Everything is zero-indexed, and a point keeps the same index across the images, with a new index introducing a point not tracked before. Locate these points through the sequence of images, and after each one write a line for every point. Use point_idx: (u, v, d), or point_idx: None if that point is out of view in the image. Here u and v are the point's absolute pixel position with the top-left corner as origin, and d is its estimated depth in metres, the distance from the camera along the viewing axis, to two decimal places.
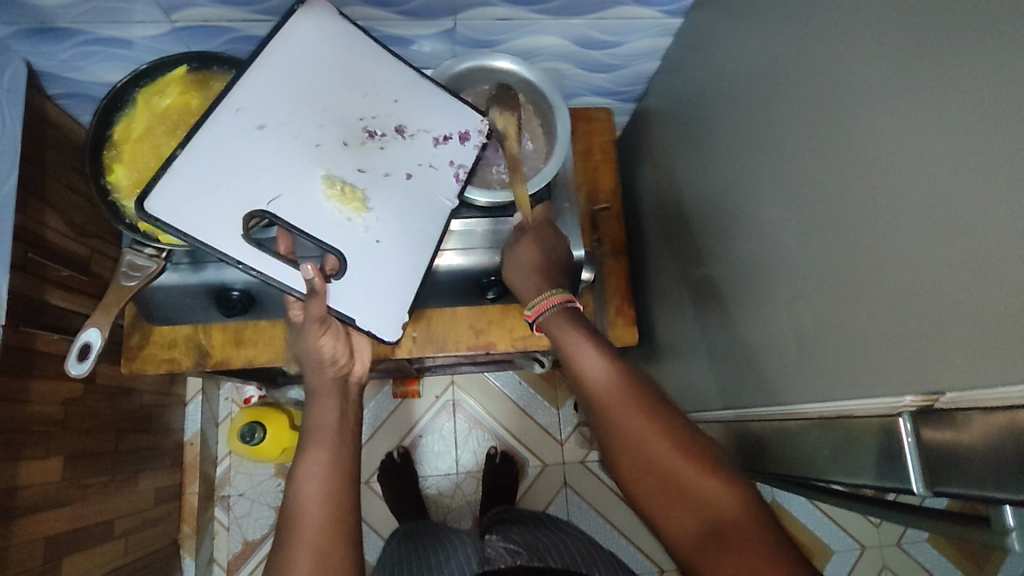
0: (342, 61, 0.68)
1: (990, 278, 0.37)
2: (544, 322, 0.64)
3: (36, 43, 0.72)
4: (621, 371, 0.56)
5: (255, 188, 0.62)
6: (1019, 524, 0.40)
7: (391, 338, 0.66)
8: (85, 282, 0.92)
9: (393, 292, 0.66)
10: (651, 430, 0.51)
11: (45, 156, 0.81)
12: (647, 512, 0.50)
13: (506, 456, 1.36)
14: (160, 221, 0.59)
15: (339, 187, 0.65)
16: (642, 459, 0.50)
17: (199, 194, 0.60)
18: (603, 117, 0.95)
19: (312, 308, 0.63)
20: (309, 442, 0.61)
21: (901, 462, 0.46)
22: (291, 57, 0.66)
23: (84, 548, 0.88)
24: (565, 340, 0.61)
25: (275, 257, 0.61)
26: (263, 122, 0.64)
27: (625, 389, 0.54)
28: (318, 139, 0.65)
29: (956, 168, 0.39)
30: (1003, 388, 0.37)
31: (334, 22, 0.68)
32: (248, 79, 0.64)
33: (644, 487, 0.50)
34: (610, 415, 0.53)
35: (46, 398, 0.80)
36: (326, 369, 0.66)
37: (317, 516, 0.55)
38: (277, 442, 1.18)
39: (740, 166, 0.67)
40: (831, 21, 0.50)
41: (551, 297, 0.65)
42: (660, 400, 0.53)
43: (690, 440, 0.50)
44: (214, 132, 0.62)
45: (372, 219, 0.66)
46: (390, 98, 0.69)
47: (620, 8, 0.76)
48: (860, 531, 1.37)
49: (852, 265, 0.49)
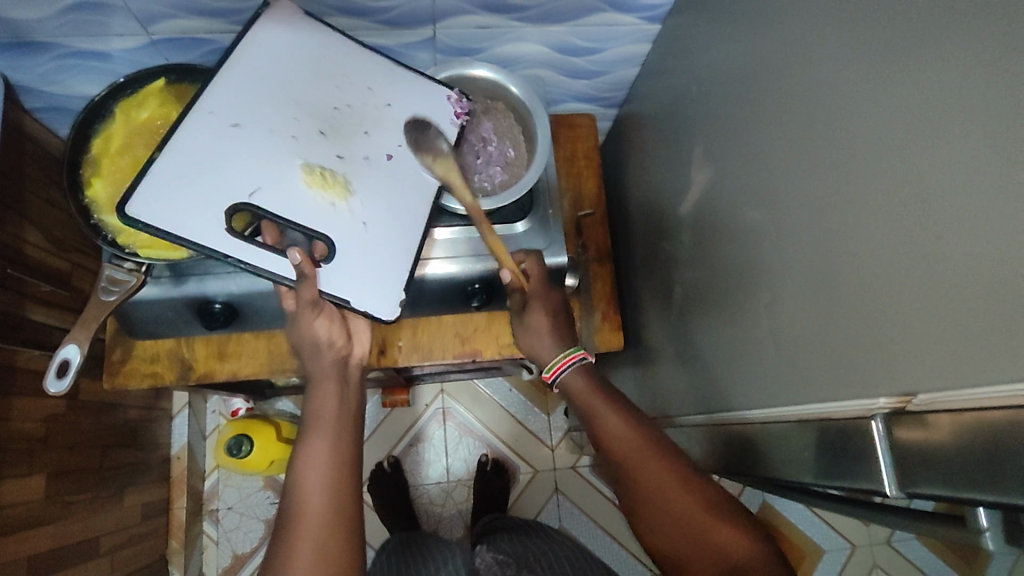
0: (315, 59, 0.68)
1: (963, 279, 0.37)
2: (562, 380, 0.67)
3: (13, 58, 0.72)
4: (637, 422, 0.60)
5: (233, 185, 0.61)
6: (993, 524, 0.40)
7: (389, 316, 0.66)
8: (66, 296, 0.91)
9: (385, 272, 0.66)
10: (671, 483, 0.55)
11: (25, 170, 0.81)
12: (669, 560, 0.55)
13: (495, 464, 1.35)
14: (141, 224, 0.58)
15: (318, 174, 0.64)
16: (668, 516, 0.54)
17: (180, 194, 0.60)
18: (587, 123, 0.95)
19: (303, 292, 0.62)
20: (308, 430, 0.63)
21: (873, 464, 0.46)
22: (261, 57, 0.66)
23: (68, 566, 0.87)
24: (583, 396, 0.64)
25: (262, 247, 0.61)
26: (236, 121, 0.63)
27: (638, 437, 0.59)
28: (293, 131, 0.65)
29: (926, 171, 0.39)
30: (969, 390, 0.37)
31: (300, 26, 0.68)
32: (215, 84, 0.64)
33: (666, 532, 0.55)
34: (628, 462, 0.58)
35: (28, 415, 0.79)
36: (324, 352, 0.67)
37: (319, 504, 0.57)
38: (264, 454, 1.17)
39: (719, 170, 0.67)
40: (807, 26, 0.51)
41: (567, 358, 0.68)
42: (668, 446, 0.58)
43: (705, 492, 0.55)
44: (191, 134, 0.62)
45: (357, 203, 0.66)
46: (364, 86, 0.69)
47: (598, 14, 0.76)
48: (850, 530, 1.38)
49: (829, 269, 0.49)
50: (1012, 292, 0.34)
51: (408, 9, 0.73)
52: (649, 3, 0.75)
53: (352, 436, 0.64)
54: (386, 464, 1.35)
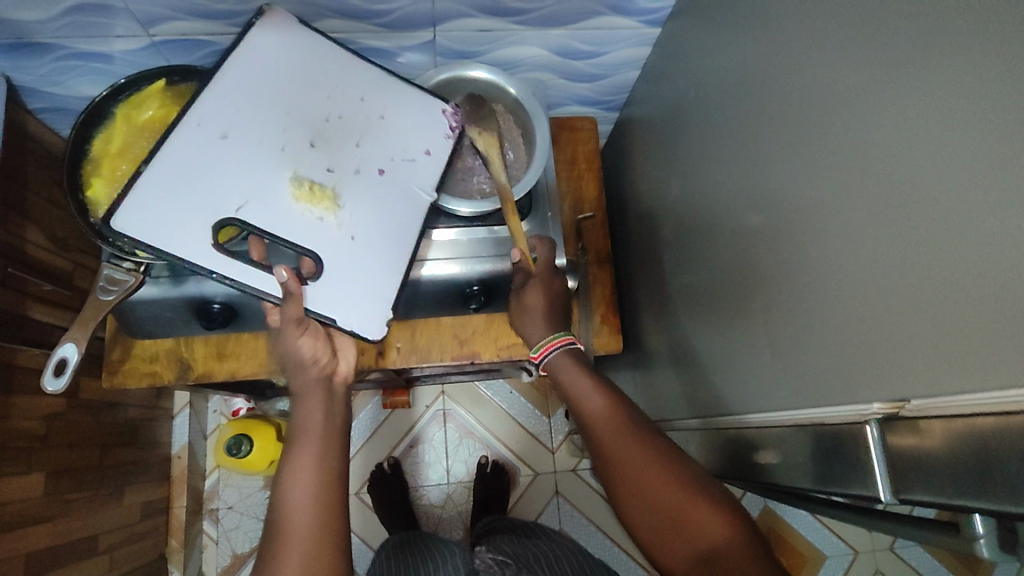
0: (307, 68, 0.68)
1: (956, 283, 0.37)
2: (549, 362, 0.69)
3: (17, 58, 0.72)
4: (618, 402, 0.61)
5: (219, 198, 0.62)
6: (988, 532, 0.40)
7: (374, 336, 0.66)
8: (67, 295, 0.91)
9: (373, 287, 0.66)
10: (648, 460, 0.56)
11: (27, 170, 0.81)
12: (648, 545, 0.54)
13: (495, 466, 1.35)
14: (126, 238, 0.58)
15: (307, 188, 0.65)
16: (642, 492, 0.54)
17: (167, 204, 0.60)
18: (588, 126, 0.95)
19: (288, 310, 0.63)
20: (294, 447, 0.62)
21: (867, 470, 0.46)
22: (254, 66, 0.66)
23: (67, 564, 0.87)
24: (569, 379, 0.65)
25: (247, 263, 0.61)
26: (225, 132, 0.64)
27: (618, 417, 0.60)
28: (282, 143, 0.65)
29: (920, 176, 0.39)
30: (961, 395, 0.37)
31: (291, 32, 0.68)
32: (207, 94, 0.64)
33: (640, 509, 0.55)
34: (606, 440, 0.58)
35: (28, 413, 0.80)
36: (309, 369, 0.68)
37: (306, 524, 0.57)
38: (264, 454, 1.18)
39: (717, 174, 0.67)
40: (804, 29, 0.51)
41: (555, 341, 0.70)
42: (647, 425, 0.59)
43: (686, 474, 0.54)
44: (180, 143, 0.62)
45: (345, 217, 0.66)
46: (356, 96, 0.70)
47: (599, 17, 0.76)
48: (853, 536, 1.37)
49: (825, 274, 0.49)
50: (1005, 297, 0.34)
51: (408, 12, 0.73)
52: (650, 6, 0.75)
53: (340, 450, 0.64)
54: (386, 465, 1.36)
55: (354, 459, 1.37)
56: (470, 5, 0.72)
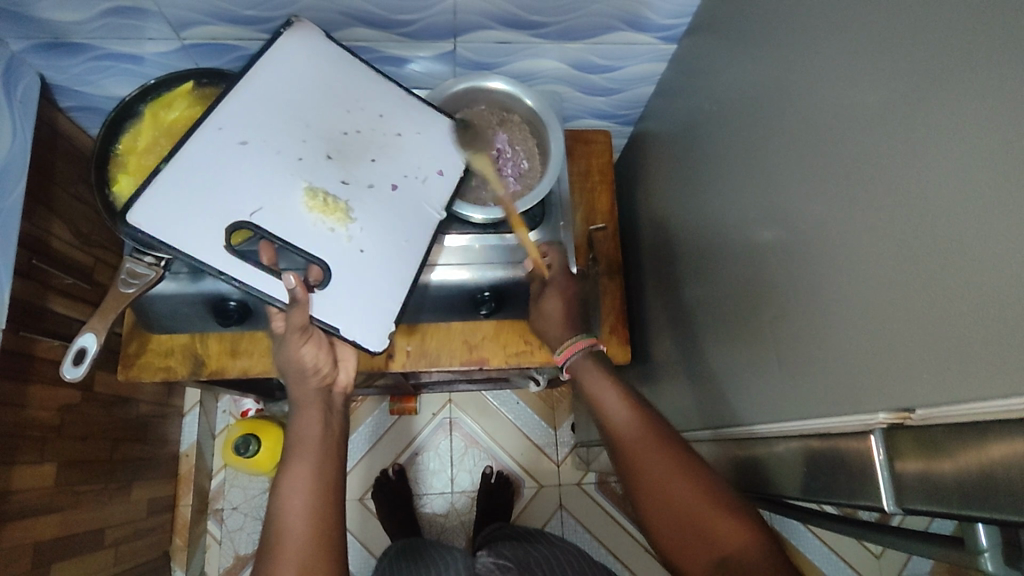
0: (327, 82, 0.71)
1: (959, 293, 0.37)
2: (572, 365, 0.69)
3: (51, 58, 0.75)
4: (638, 405, 0.62)
5: (235, 203, 0.63)
6: (992, 544, 0.39)
7: (376, 347, 0.67)
8: (87, 289, 0.93)
9: (378, 301, 0.67)
10: (669, 467, 0.56)
11: (54, 165, 0.84)
12: (667, 548, 0.55)
13: (500, 476, 1.34)
14: (139, 236, 0.60)
15: (321, 199, 0.66)
16: (666, 498, 0.55)
17: (183, 205, 0.62)
18: (602, 139, 0.97)
19: (293, 317, 0.63)
20: (292, 455, 0.63)
21: (871, 483, 0.46)
22: (276, 77, 0.69)
23: (72, 557, 0.88)
24: (589, 377, 0.66)
25: (256, 267, 0.62)
26: (245, 139, 0.66)
27: (640, 422, 0.60)
28: (301, 153, 0.67)
29: (926, 188, 0.40)
30: (964, 405, 0.37)
31: (316, 44, 0.71)
32: (228, 102, 0.66)
33: (660, 514, 0.56)
34: (628, 446, 0.59)
35: (43, 404, 0.81)
36: (309, 378, 0.67)
37: (301, 529, 0.58)
38: (270, 454, 1.19)
39: (727, 188, 0.68)
40: (816, 46, 0.52)
41: (578, 342, 0.70)
42: (668, 429, 0.60)
43: (715, 489, 0.55)
44: (199, 148, 0.64)
45: (356, 229, 0.68)
46: (375, 113, 0.72)
47: (617, 32, 0.78)
48: (858, 560, 1.36)
49: (831, 284, 0.49)
50: (1007, 306, 0.34)
51: (431, 22, 0.75)
52: (666, 23, 0.77)
53: (338, 456, 0.64)
54: (390, 471, 1.35)
55: (361, 461, 1.38)
56: (490, 16, 0.74)
